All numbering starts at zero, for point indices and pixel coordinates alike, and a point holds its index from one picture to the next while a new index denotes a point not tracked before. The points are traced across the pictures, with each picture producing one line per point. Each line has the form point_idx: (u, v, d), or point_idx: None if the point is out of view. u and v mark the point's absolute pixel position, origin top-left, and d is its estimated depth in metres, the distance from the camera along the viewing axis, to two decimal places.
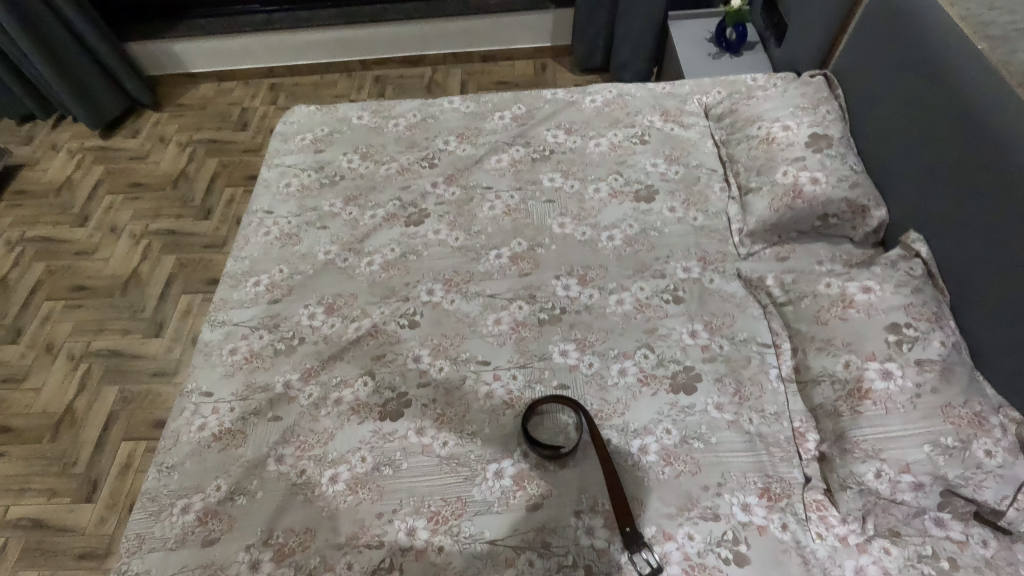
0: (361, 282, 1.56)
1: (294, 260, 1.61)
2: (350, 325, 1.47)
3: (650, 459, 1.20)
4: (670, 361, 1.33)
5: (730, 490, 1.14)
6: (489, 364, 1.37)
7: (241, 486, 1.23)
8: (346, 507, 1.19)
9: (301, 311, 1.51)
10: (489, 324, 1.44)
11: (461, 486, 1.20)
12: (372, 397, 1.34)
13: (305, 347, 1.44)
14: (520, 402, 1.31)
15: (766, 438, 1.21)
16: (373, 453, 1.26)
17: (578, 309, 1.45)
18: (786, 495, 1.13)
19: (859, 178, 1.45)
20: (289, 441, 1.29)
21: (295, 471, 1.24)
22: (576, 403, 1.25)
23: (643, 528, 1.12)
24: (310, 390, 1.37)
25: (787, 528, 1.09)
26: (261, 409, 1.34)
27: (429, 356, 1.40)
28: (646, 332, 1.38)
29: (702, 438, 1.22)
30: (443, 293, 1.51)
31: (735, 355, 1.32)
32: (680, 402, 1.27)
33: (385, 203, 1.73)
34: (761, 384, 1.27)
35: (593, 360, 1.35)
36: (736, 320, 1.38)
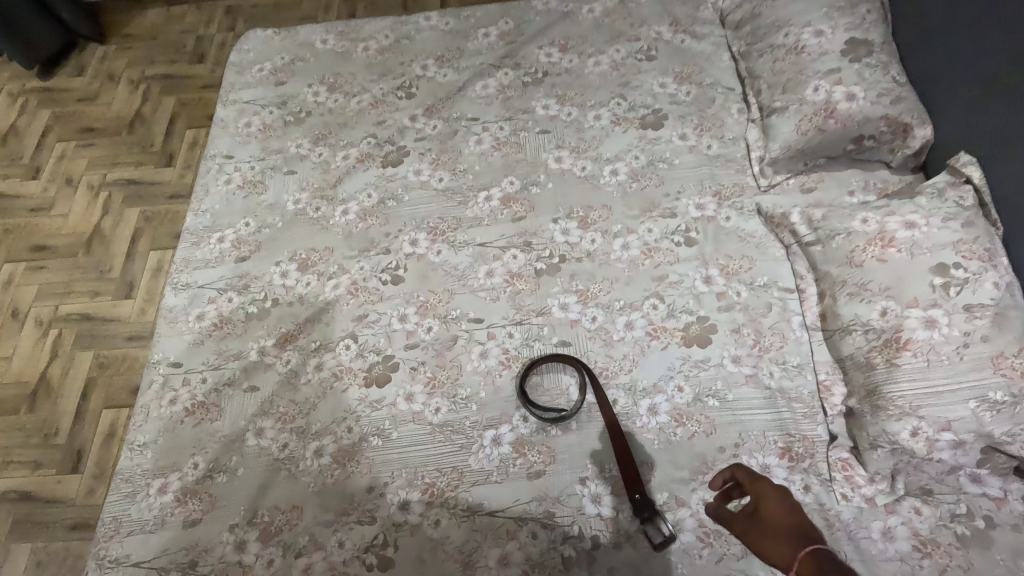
0: (336, 233, 1.39)
1: (261, 211, 1.44)
2: (327, 283, 1.33)
3: (660, 420, 1.10)
4: (681, 311, 1.20)
5: (747, 451, 1.06)
6: (482, 321, 1.25)
7: (220, 463, 1.14)
8: (334, 482, 1.11)
9: (272, 269, 1.36)
10: (480, 276, 1.30)
11: (457, 456, 1.11)
12: (356, 362, 1.23)
13: (280, 310, 1.31)
14: (517, 362, 1.19)
15: (788, 394, 1.10)
16: (360, 423, 1.16)
17: (579, 257, 1.30)
18: (809, 455, 1.04)
19: (904, 92, 1.23)
20: (268, 412, 1.19)
21: (277, 445, 1.15)
22: (577, 362, 1.14)
23: (655, 494, 1.04)
24: (287, 356, 1.25)
25: (810, 490, 1.01)
26: (236, 379, 1.23)
27: (415, 315, 1.27)
28: (655, 280, 1.24)
29: (717, 395, 1.11)
30: (427, 243, 1.36)
31: (754, 303, 1.19)
32: (693, 357, 1.15)
33: (358, 141, 1.53)
34: (783, 334, 1.15)
35: (597, 313, 1.22)
36: (755, 263, 1.23)
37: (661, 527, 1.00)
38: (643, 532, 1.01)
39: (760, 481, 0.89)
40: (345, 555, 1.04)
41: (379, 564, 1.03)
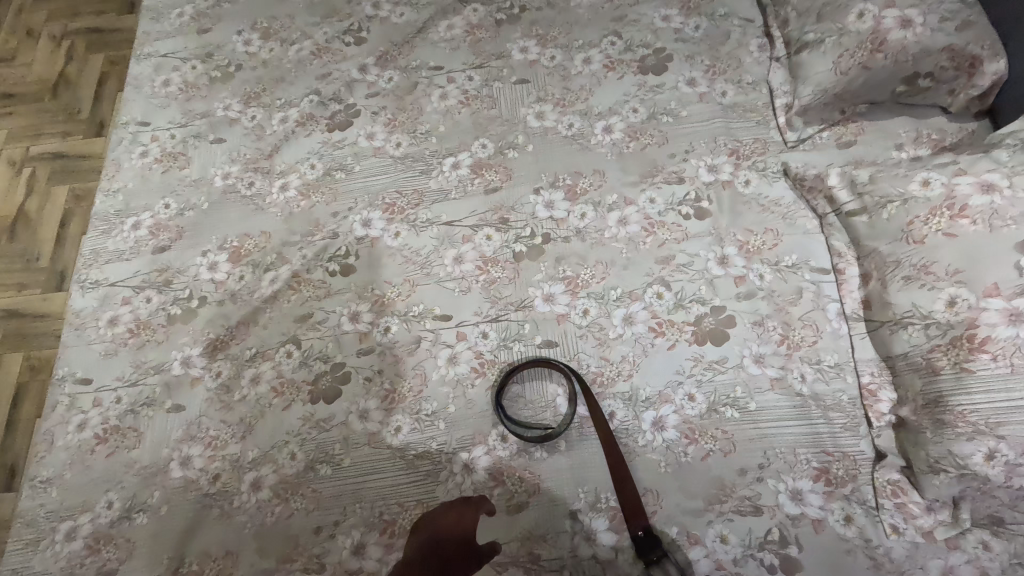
0: (273, 214, 1.15)
1: (183, 190, 1.19)
2: (263, 276, 1.10)
3: (668, 437, 0.90)
4: (691, 301, 0.98)
5: (774, 473, 0.86)
6: (450, 319, 1.03)
7: (138, 500, 0.95)
8: (274, 521, 0.92)
9: (197, 261, 1.13)
10: (447, 263, 1.07)
11: (422, 487, 0.92)
12: (299, 373, 1.02)
13: (207, 310, 1.09)
14: (493, 368, 0.98)
15: (823, 401, 0.90)
16: (305, 448, 0.96)
17: (566, 236, 1.07)
18: (850, 479, 0.85)
19: (975, 14, 0.96)
20: (195, 437, 0.99)
21: (206, 477, 0.96)
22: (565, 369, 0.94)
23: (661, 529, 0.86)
24: (217, 368, 1.04)
25: (852, 521, 0.82)
26: (156, 398, 1.02)
27: (370, 314, 1.05)
28: (659, 262, 1.02)
29: (736, 404, 0.91)
30: (383, 224, 1.12)
31: (781, 288, 0.97)
32: (707, 357, 0.94)
33: (298, 98, 1.26)
34: (816, 326, 0.94)
35: (589, 306, 1.00)
36: (781, 239, 1.01)
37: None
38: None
39: None
40: None
41: None
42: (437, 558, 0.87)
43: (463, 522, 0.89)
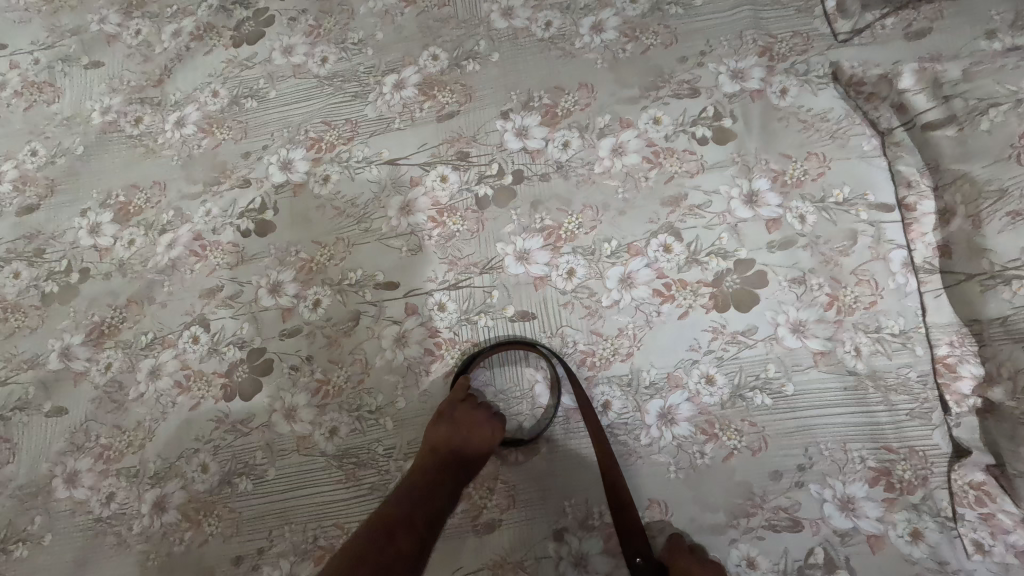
0: (168, 159, 0.90)
1: (55, 133, 0.94)
2: (158, 239, 0.86)
3: (679, 432, 0.70)
4: (709, 253, 0.75)
5: (818, 477, 0.66)
6: (396, 287, 0.80)
7: (17, 528, 0.77)
8: (183, 552, 0.73)
9: (75, 222, 0.89)
10: (391, 214, 0.83)
11: (367, 504, 0.72)
12: (208, 364, 0.80)
13: (90, 286, 0.85)
14: (454, 349, 0.76)
15: (883, 380, 0.68)
16: (219, 458, 0.76)
17: (543, 172, 0.81)
18: (919, 483, 0.65)
19: None
20: (82, 448, 0.79)
21: (97, 498, 0.77)
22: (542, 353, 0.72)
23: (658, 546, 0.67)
24: (105, 360, 0.82)
25: (921, 539, 0.63)
26: (33, 399, 0.82)
27: (294, 284, 0.82)
28: (666, 204, 0.77)
29: (768, 388, 0.70)
30: (307, 166, 0.86)
31: (827, 232, 0.73)
32: (730, 328, 0.72)
33: (192, 4, 0.96)
34: (875, 282, 0.71)
35: (574, 264, 0.77)
36: (828, 167, 0.76)
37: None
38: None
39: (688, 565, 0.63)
40: None
41: None
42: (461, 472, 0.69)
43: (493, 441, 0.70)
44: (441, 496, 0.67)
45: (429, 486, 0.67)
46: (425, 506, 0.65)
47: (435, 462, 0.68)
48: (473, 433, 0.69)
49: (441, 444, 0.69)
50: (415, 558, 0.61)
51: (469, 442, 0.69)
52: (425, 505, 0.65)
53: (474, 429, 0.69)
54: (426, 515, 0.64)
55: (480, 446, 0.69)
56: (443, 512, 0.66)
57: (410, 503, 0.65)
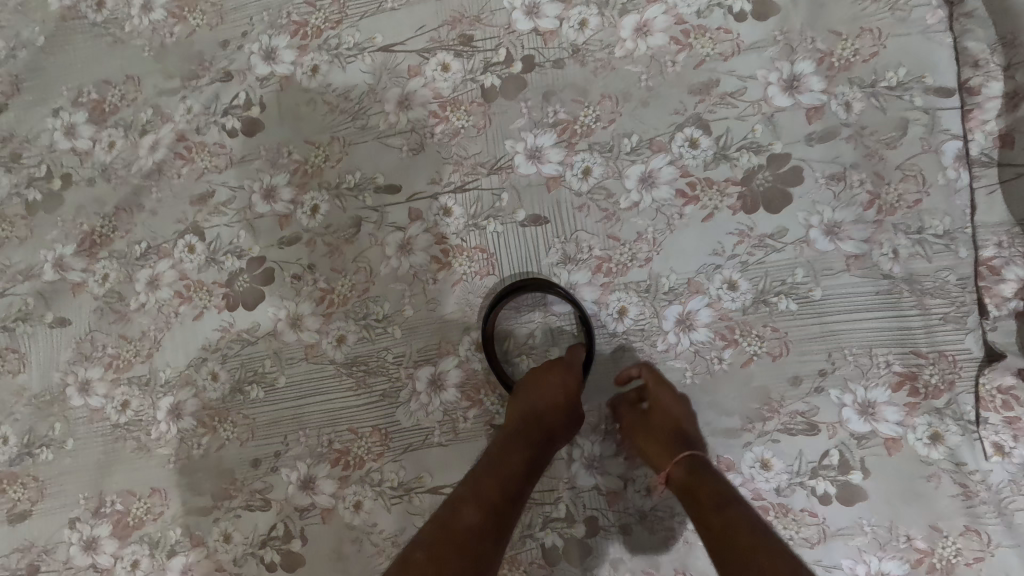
0: (139, 50, 0.81)
1: (10, 21, 0.84)
2: (139, 141, 0.80)
3: (697, 339, 0.67)
4: (741, 148, 0.68)
5: (839, 382, 0.64)
6: (398, 191, 0.74)
7: (39, 433, 0.78)
8: (203, 454, 0.75)
9: (48, 123, 0.82)
10: (388, 109, 0.75)
11: (379, 410, 0.72)
12: (207, 274, 0.77)
13: (75, 192, 0.81)
14: (462, 256, 0.72)
15: (919, 284, 0.64)
16: (228, 367, 0.75)
17: (557, 58, 0.72)
18: (945, 388, 0.63)
19: None
20: (90, 357, 0.78)
21: (113, 406, 0.77)
22: (536, 285, 0.68)
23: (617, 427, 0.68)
24: (101, 270, 0.79)
25: (939, 441, 0.62)
26: (34, 310, 0.80)
27: (290, 188, 0.76)
28: (695, 93, 0.69)
29: (794, 292, 0.66)
30: (293, 56, 0.77)
31: (874, 122, 0.66)
32: (757, 230, 0.67)
33: None
34: (922, 177, 0.65)
35: (591, 162, 0.70)
36: (883, 46, 0.66)
37: (670, 499, 0.66)
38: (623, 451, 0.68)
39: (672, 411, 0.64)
40: (235, 553, 0.73)
41: (283, 562, 0.72)
42: (539, 436, 0.61)
43: (569, 389, 0.63)
44: (517, 463, 0.59)
45: (500, 455, 0.59)
46: (492, 480, 0.57)
47: (510, 431, 0.62)
48: (539, 391, 0.62)
49: (513, 415, 0.63)
50: (491, 535, 0.53)
51: (541, 404, 0.62)
52: (499, 478, 0.57)
53: (544, 388, 0.63)
54: (497, 486, 0.56)
55: (552, 399, 0.62)
56: (523, 485, 0.58)
57: (478, 474, 0.58)
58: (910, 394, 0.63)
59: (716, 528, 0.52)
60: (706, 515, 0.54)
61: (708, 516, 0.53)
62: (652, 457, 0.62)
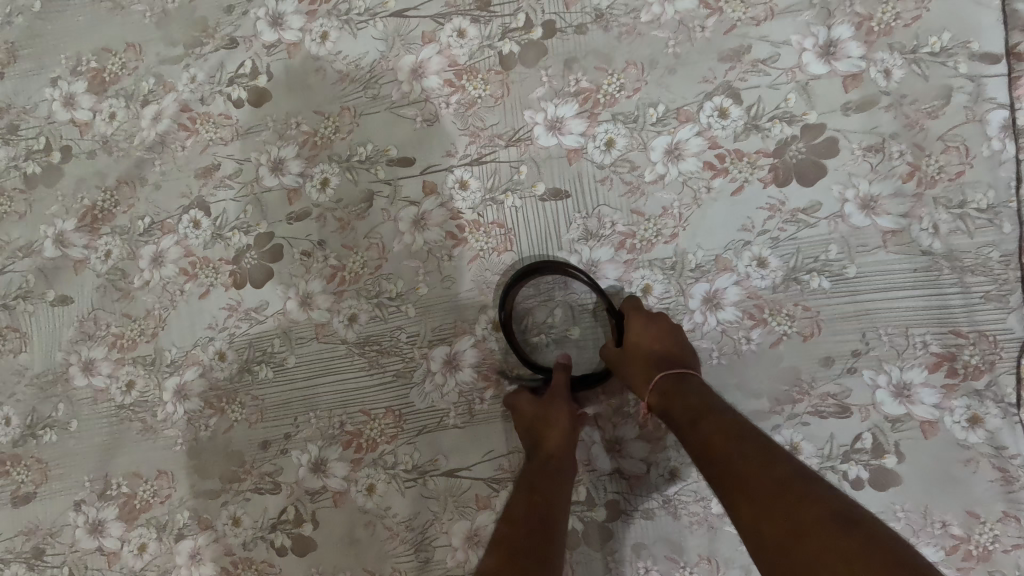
0: (140, 17, 0.77)
1: None
2: (140, 112, 0.77)
3: (724, 317, 0.65)
4: (773, 118, 0.64)
5: (874, 363, 0.62)
6: (412, 164, 0.71)
7: (42, 415, 0.76)
8: (210, 436, 0.73)
9: (46, 93, 0.79)
10: (401, 78, 0.72)
11: (392, 391, 0.70)
12: (214, 250, 0.74)
13: (75, 166, 0.78)
14: (478, 231, 0.69)
15: (959, 261, 0.61)
16: (235, 347, 0.73)
17: (579, 23, 0.69)
18: (986, 368, 0.60)
19: None
20: (94, 335, 0.76)
21: (117, 386, 0.75)
22: (550, 266, 0.65)
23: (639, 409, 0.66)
24: (103, 246, 0.76)
25: (979, 424, 0.60)
26: (35, 288, 0.77)
27: (299, 161, 0.73)
28: (725, 60, 0.66)
29: (827, 270, 0.63)
30: (301, 22, 0.74)
31: (915, 91, 0.63)
32: (789, 204, 0.64)
33: None
34: (965, 149, 0.61)
35: (614, 133, 0.67)
36: (926, 9, 0.63)
37: (695, 482, 0.64)
38: (644, 434, 0.65)
39: (633, 320, 0.61)
40: (244, 537, 0.71)
41: (294, 546, 0.70)
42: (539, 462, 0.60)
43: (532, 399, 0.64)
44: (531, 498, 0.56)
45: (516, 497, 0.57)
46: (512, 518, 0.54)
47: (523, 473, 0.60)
48: (522, 430, 0.63)
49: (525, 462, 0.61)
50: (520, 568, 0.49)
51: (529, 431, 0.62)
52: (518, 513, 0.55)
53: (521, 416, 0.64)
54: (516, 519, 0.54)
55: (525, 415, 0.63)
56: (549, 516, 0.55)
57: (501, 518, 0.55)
58: (948, 376, 0.61)
59: (719, 468, 0.48)
60: (692, 436, 0.52)
61: (696, 439, 0.51)
62: (633, 381, 0.60)
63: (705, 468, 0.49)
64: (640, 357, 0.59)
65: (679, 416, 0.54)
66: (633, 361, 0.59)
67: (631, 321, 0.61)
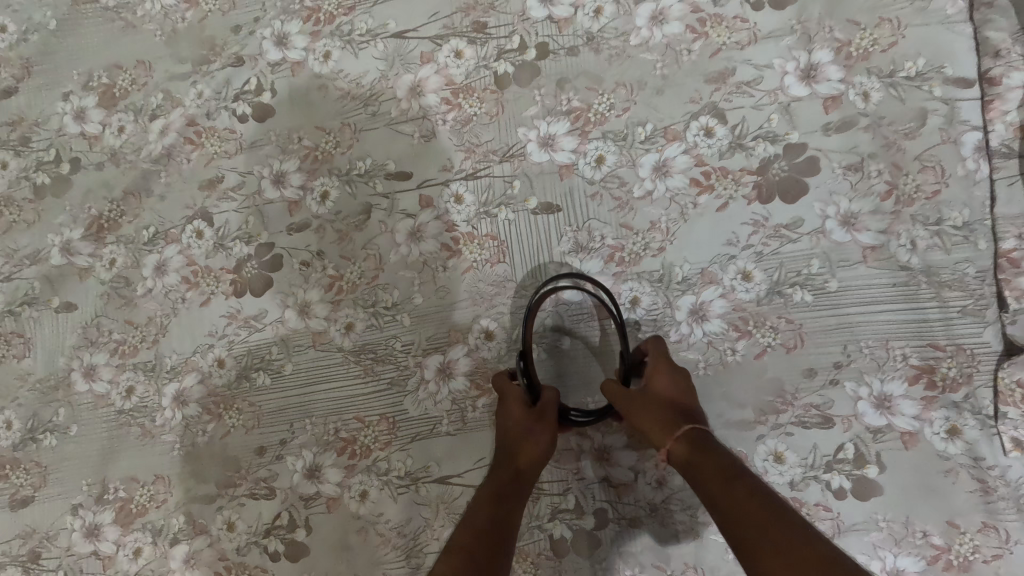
0: (151, 35, 0.81)
1: (22, 6, 0.84)
2: (148, 126, 0.79)
3: (709, 329, 0.66)
4: (756, 138, 0.67)
5: (855, 375, 0.63)
6: (409, 178, 0.74)
7: (42, 419, 0.78)
8: (207, 441, 0.74)
9: (58, 107, 0.82)
10: (400, 96, 0.75)
11: (387, 399, 0.71)
12: (215, 260, 0.76)
13: (84, 177, 0.80)
14: (473, 244, 0.71)
15: (937, 276, 0.63)
16: (234, 354, 0.75)
17: (571, 46, 0.72)
18: (963, 381, 0.62)
19: None
20: (96, 342, 0.78)
21: (117, 392, 0.77)
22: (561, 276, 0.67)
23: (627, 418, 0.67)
24: (108, 255, 0.78)
25: (957, 435, 0.61)
26: (40, 295, 0.79)
27: (300, 174, 0.76)
28: (710, 82, 0.69)
29: (809, 284, 0.65)
30: (305, 42, 0.77)
31: (893, 113, 0.65)
32: (772, 220, 0.66)
33: None
34: (941, 168, 0.64)
35: (604, 150, 0.70)
36: (902, 36, 0.66)
37: (681, 491, 0.65)
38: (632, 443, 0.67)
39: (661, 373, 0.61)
40: (238, 542, 0.72)
41: (287, 552, 0.71)
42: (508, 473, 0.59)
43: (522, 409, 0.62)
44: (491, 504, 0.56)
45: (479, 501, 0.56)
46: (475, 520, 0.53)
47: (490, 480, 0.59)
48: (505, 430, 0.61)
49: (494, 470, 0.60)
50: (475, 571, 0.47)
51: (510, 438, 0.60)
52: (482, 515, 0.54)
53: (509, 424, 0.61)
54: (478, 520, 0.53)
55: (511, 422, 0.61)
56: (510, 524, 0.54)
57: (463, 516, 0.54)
58: (928, 388, 0.62)
59: (748, 531, 0.45)
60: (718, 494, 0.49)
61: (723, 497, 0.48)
62: (649, 433, 0.57)
63: (733, 534, 0.46)
64: (666, 408, 0.58)
65: (704, 474, 0.51)
66: (656, 408, 0.58)
67: (661, 372, 0.61)
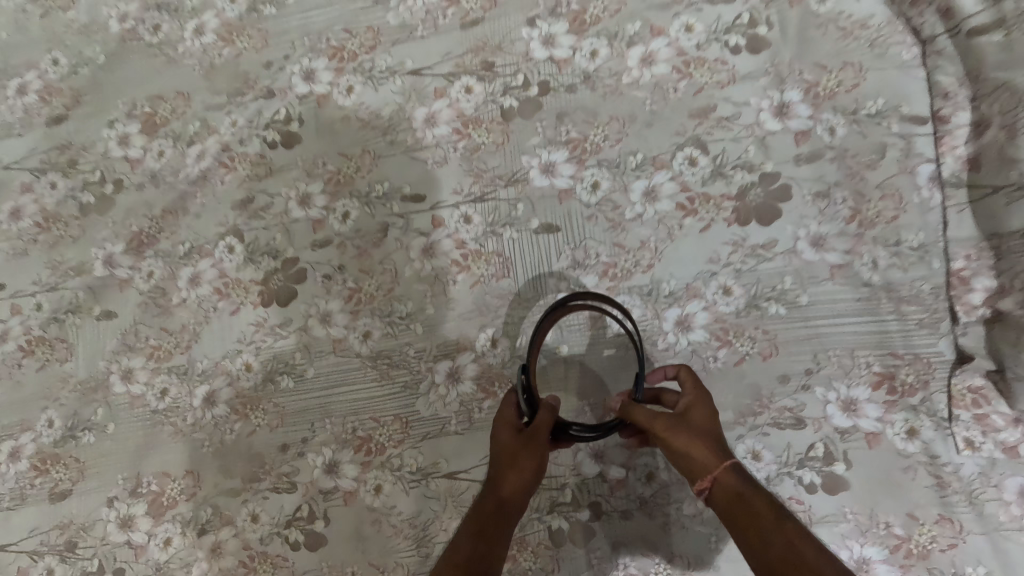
0: (190, 69, 0.89)
1: (73, 41, 0.92)
2: (186, 150, 0.87)
3: (694, 338, 0.74)
4: (734, 167, 0.75)
5: (824, 381, 0.70)
6: (423, 200, 0.81)
7: (82, 418, 0.84)
8: (235, 439, 0.81)
9: (104, 133, 0.90)
10: (416, 126, 0.83)
11: (401, 401, 0.78)
12: (245, 273, 0.84)
13: (126, 197, 0.88)
14: (480, 260, 0.79)
15: (897, 292, 0.70)
16: (261, 359, 0.82)
17: (569, 83, 0.80)
18: (921, 387, 0.69)
19: None
20: (133, 347, 0.85)
21: (152, 393, 0.83)
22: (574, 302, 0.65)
23: None
24: (146, 268, 0.86)
25: (916, 435, 0.68)
26: (83, 304, 0.87)
27: (324, 196, 0.83)
28: (694, 117, 0.77)
29: (783, 298, 0.72)
30: (330, 77, 0.86)
31: (856, 146, 0.73)
32: (750, 240, 0.74)
33: None
34: (900, 196, 0.72)
35: (599, 177, 0.78)
36: (863, 78, 0.74)
37: (668, 486, 0.72)
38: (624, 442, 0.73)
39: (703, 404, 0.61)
40: (262, 533, 0.78)
41: (307, 542, 0.77)
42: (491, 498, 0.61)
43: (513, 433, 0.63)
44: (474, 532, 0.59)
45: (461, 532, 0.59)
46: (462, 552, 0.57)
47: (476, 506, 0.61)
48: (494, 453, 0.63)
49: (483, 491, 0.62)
50: None
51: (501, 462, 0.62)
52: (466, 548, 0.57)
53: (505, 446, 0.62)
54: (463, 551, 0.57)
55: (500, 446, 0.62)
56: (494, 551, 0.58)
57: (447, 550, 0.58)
58: (890, 393, 0.69)
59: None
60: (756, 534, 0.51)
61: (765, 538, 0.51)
62: (684, 458, 0.58)
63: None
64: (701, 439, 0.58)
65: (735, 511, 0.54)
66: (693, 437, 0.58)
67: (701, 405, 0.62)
